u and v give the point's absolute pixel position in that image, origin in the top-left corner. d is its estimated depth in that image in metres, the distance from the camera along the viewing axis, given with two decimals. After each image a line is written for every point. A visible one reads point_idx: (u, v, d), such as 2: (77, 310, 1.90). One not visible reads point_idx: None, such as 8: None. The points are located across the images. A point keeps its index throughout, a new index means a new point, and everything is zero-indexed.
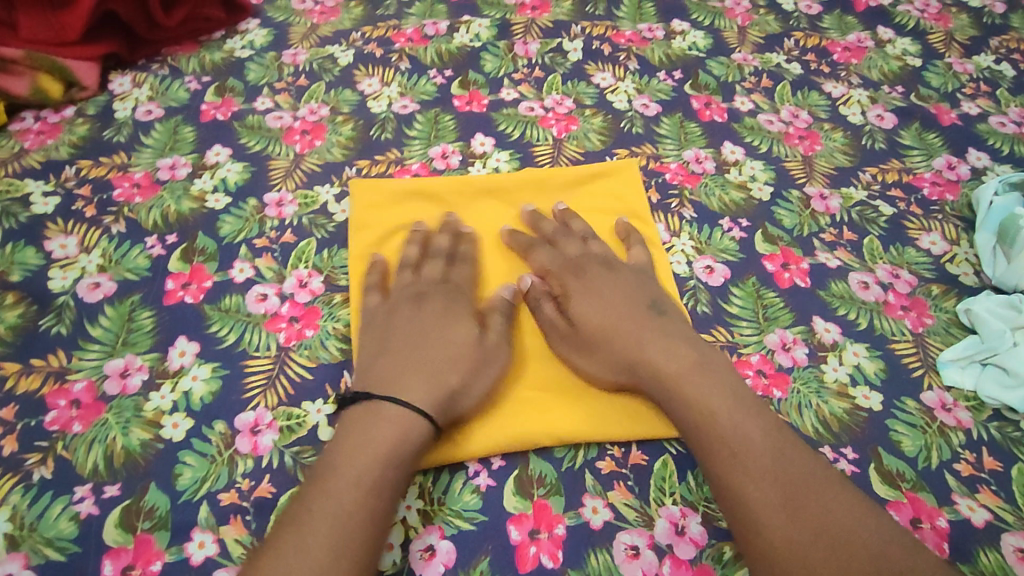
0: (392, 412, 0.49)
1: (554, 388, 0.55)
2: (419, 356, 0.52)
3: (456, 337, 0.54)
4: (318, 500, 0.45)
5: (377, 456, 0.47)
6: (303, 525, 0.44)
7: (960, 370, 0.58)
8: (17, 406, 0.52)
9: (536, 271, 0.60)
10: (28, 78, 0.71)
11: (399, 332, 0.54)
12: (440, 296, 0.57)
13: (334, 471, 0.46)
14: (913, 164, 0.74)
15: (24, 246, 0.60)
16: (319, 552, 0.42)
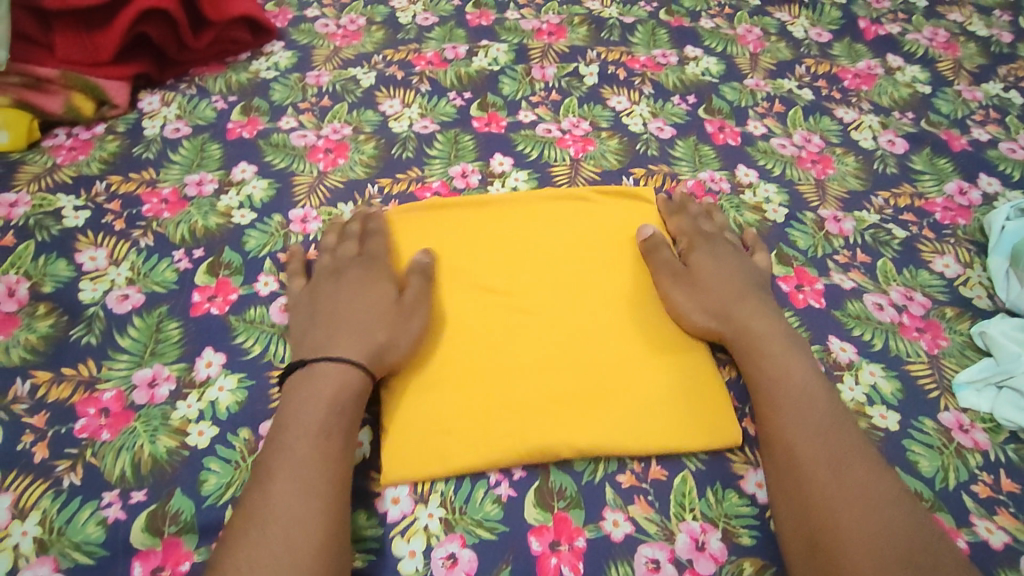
0: (322, 369, 0.52)
1: (566, 396, 0.55)
2: (343, 325, 0.55)
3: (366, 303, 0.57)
4: (275, 457, 0.48)
5: (320, 405, 0.50)
6: (267, 479, 0.47)
7: (977, 393, 0.58)
8: (47, 413, 0.53)
9: (561, 285, 0.61)
10: (63, 97, 0.73)
11: (324, 307, 0.57)
12: (356, 267, 0.60)
13: (286, 427, 0.49)
14: (925, 188, 0.75)
15: (56, 259, 0.62)
16: (286, 502, 0.45)
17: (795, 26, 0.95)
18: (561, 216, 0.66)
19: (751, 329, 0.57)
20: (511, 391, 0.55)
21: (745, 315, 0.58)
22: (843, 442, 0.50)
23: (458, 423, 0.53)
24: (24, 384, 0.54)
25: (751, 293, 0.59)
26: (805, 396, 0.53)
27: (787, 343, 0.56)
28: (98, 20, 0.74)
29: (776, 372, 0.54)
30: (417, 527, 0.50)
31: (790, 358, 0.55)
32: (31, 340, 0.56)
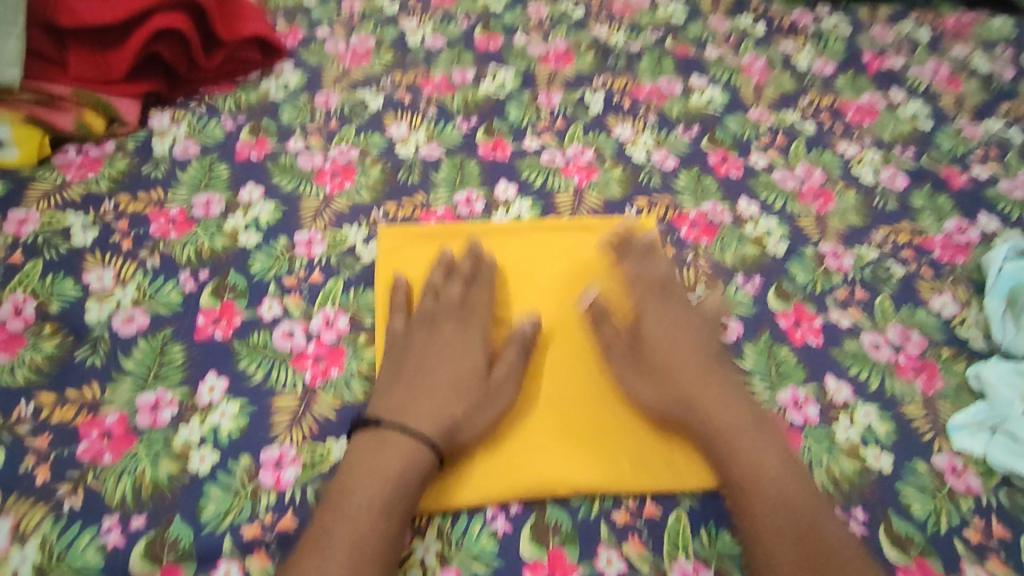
0: (395, 440, 0.52)
1: (617, 446, 0.56)
2: (423, 387, 0.56)
3: (460, 365, 0.58)
4: (336, 524, 0.48)
5: (387, 479, 0.50)
6: (321, 545, 0.47)
7: (971, 436, 0.59)
8: (51, 435, 0.54)
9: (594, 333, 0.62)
10: (73, 113, 0.73)
11: (411, 365, 0.58)
12: (451, 321, 0.60)
13: (351, 495, 0.50)
14: (925, 227, 0.76)
15: (63, 278, 0.63)
16: (340, 570, 0.46)
17: (799, 57, 0.96)
18: (562, 251, 0.66)
19: (714, 419, 0.54)
20: (541, 442, 0.56)
21: (703, 399, 0.55)
22: (808, 524, 0.49)
23: (485, 474, 0.54)
24: (29, 405, 0.55)
25: (705, 367, 0.57)
26: (775, 490, 0.51)
27: (751, 433, 0.53)
28: (112, 39, 0.75)
29: (743, 465, 0.52)
30: (413, 559, 0.51)
31: (755, 444, 0.53)
32: (37, 360, 0.57)
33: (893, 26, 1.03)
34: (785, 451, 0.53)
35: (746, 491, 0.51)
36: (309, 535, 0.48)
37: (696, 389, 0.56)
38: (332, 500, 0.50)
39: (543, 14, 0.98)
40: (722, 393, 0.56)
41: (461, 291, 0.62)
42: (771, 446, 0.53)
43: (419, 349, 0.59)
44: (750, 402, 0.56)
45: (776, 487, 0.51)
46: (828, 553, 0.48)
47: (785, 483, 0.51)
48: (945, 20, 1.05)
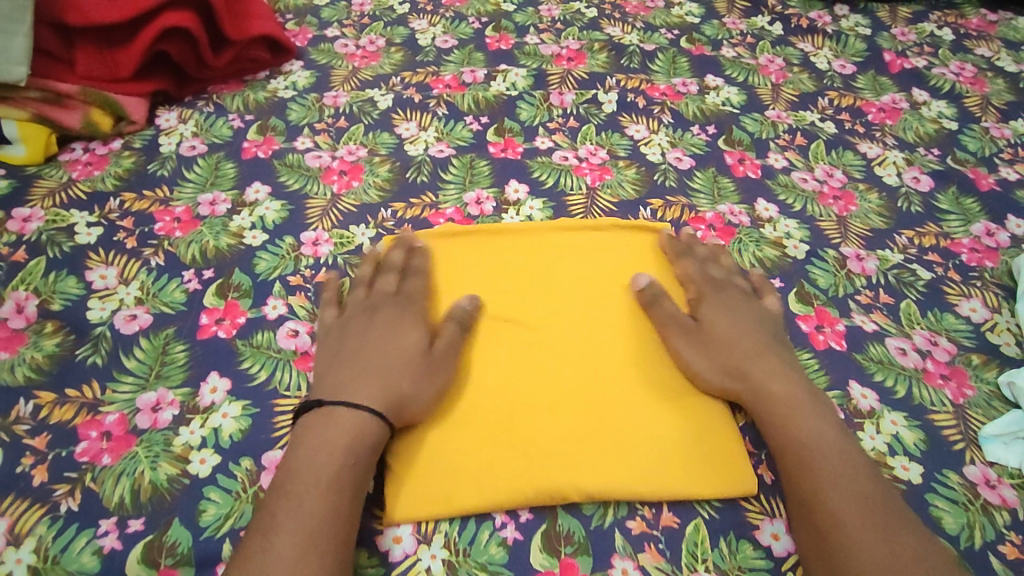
0: (339, 413, 0.50)
1: (600, 441, 0.53)
2: (359, 364, 0.54)
3: (400, 343, 0.55)
4: (283, 506, 0.46)
5: (331, 453, 0.48)
6: (267, 529, 0.45)
7: (1003, 446, 0.56)
8: (49, 435, 0.52)
9: (549, 323, 0.59)
10: (80, 112, 0.72)
11: (353, 342, 0.56)
12: (388, 307, 0.58)
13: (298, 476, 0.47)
14: (951, 229, 0.73)
15: (66, 276, 0.61)
16: (285, 550, 0.43)
17: (817, 57, 0.94)
18: (568, 250, 0.65)
19: (775, 397, 0.54)
20: (530, 437, 0.53)
21: (760, 368, 0.55)
22: (875, 496, 0.48)
23: (457, 473, 0.51)
24: (28, 404, 0.53)
25: (766, 346, 0.57)
26: (837, 463, 0.50)
27: (821, 423, 0.52)
28: (119, 37, 0.74)
29: (802, 434, 0.51)
30: (419, 567, 0.48)
31: (816, 418, 0.53)
32: (37, 359, 0.56)
33: (914, 27, 1.01)
34: (845, 432, 0.53)
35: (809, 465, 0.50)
36: (257, 520, 0.46)
37: (755, 359, 0.56)
38: (279, 482, 0.48)
39: (556, 15, 0.97)
40: (780, 368, 0.56)
41: (397, 282, 0.60)
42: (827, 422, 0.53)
43: (359, 331, 0.56)
44: (806, 382, 0.56)
45: (836, 454, 0.51)
46: (904, 528, 0.47)
47: (850, 457, 0.51)
48: (967, 21, 1.03)
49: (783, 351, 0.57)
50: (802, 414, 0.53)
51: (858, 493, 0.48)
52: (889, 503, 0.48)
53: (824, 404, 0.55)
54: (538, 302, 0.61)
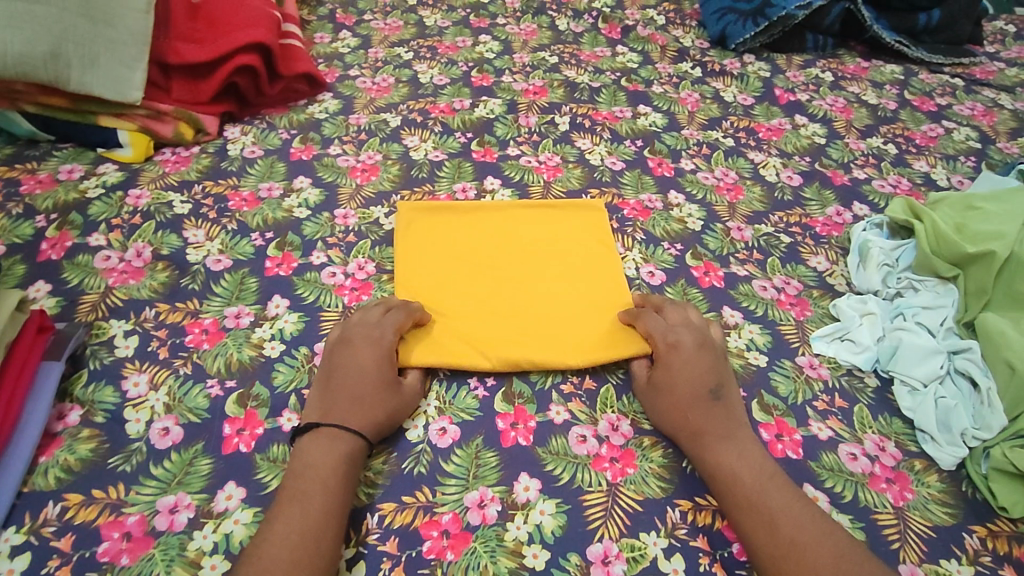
0: (332, 431, 0.64)
1: (552, 329, 0.78)
2: (345, 390, 0.67)
3: (370, 373, 0.68)
4: (307, 482, 0.60)
5: (340, 452, 0.63)
6: (297, 496, 0.59)
7: (826, 343, 0.79)
8: (167, 329, 0.75)
9: (518, 265, 0.86)
10: (172, 125, 0.98)
11: (336, 369, 0.69)
12: (363, 340, 0.71)
13: (302, 484, 0.60)
14: (811, 211, 1.00)
15: (170, 234, 0.86)
16: (315, 509, 0.58)
17: (726, 92, 1.23)
18: (537, 220, 0.92)
19: (709, 454, 0.66)
20: (492, 333, 0.77)
21: (681, 408, 0.68)
22: (769, 504, 0.61)
23: (457, 345, 0.75)
24: (151, 311, 0.77)
25: (695, 391, 0.69)
26: (769, 506, 0.61)
27: (753, 471, 0.64)
28: (202, 72, 1.01)
29: (726, 478, 0.64)
30: (419, 410, 0.71)
31: (720, 450, 0.66)
32: (155, 284, 0.80)
33: (804, 71, 1.31)
34: (750, 456, 0.65)
35: (733, 505, 0.63)
36: (283, 493, 0.60)
37: (677, 401, 0.69)
38: (296, 470, 0.62)
39: (526, 61, 1.26)
40: (702, 410, 0.68)
41: (382, 315, 0.74)
42: (754, 465, 0.65)
43: (350, 359, 0.69)
44: (728, 418, 0.68)
45: (733, 471, 0.64)
46: (791, 525, 0.60)
47: (747, 476, 0.64)
48: (845, 67, 1.33)
49: (715, 396, 0.69)
50: (716, 447, 0.66)
51: (748, 505, 0.62)
52: (773, 507, 0.61)
53: (742, 435, 0.67)
54: (513, 253, 0.87)
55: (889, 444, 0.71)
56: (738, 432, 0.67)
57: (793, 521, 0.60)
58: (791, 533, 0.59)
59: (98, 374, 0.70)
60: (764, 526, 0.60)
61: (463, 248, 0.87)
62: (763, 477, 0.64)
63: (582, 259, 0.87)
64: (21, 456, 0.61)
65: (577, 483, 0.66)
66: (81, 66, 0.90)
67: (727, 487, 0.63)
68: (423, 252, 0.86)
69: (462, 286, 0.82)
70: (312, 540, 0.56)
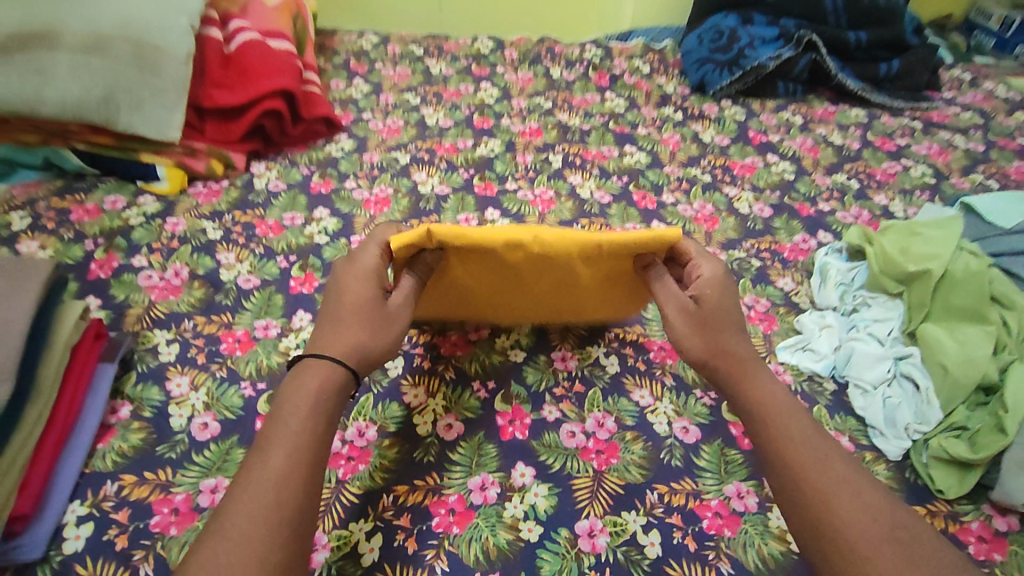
0: (310, 362, 0.66)
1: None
2: (338, 316, 0.71)
3: (348, 304, 0.71)
4: (274, 434, 0.60)
5: (308, 396, 0.63)
6: (262, 448, 0.59)
7: (789, 352, 0.88)
8: (204, 338, 0.85)
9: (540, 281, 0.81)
10: (204, 161, 1.10)
11: (334, 298, 0.73)
12: (356, 269, 0.74)
13: (269, 434, 0.60)
14: (780, 238, 1.11)
15: (205, 256, 0.96)
16: (278, 458, 0.58)
17: (704, 134, 1.36)
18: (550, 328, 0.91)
19: (759, 395, 0.69)
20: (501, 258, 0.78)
21: (728, 350, 0.73)
22: (814, 452, 0.64)
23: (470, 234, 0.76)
24: (190, 322, 0.86)
25: (737, 340, 0.74)
26: (800, 433, 0.65)
27: (786, 404, 0.68)
28: (234, 114, 1.13)
29: (774, 419, 0.67)
30: (428, 408, 0.80)
31: (771, 392, 0.70)
32: (193, 300, 0.90)
33: (776, 115, 1.44)
34: (797, 408, 0.69)
35: (767, 430, 0.66)
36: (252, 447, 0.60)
37: (717, 340, 0.74)
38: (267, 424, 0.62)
39: (523, 106, 1.39)
40: (737, 353, 0.73)
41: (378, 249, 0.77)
42: (798, 416, 0.68)
43: (344, 296, 0.73)
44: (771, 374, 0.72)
45: (783, 417, 0.67)
46: (831, 473, 0.62)
47: (794, 423, 0.67)
48: (814, 111, 1.46)
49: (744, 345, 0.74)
50: (765, 389, 0.70)
51: (793, 447, 0.64)
52: (816, 457, 0.63)
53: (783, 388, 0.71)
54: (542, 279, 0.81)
55: (844, 438, 0.79)
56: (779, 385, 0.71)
57: (833, 470, 0.62)
58: (831, 481, 0.61)
59: (145, 376, 0.79)
60: (806, 470, 0.62)
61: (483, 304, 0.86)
62: (808, 430, 0.66)
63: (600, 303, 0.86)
64: (82, 442, 0.70)
65: (566, 470, 0.75)
66: (129, 108, 1.02)
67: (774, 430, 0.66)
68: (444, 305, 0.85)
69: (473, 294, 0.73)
70: (277, 491, 0.56)
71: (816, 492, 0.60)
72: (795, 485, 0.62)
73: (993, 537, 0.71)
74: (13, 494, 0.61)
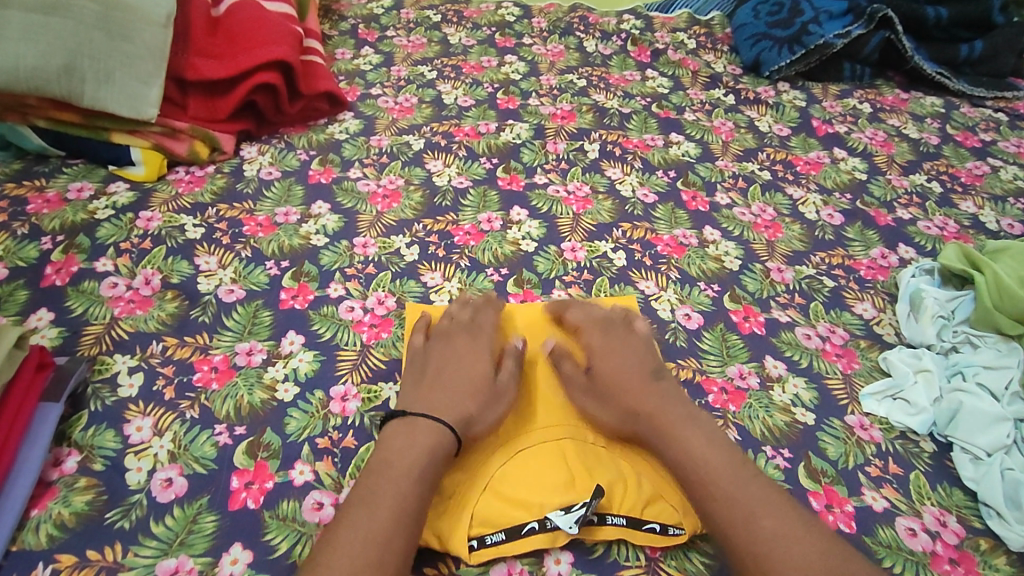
0: (423, 424, 0.62)
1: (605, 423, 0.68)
2: (445, 382, 0.67)
3: (468, 372, 0.69)
4: (378, 485, 0.57)
5: (420, 452, 0.60)
6: (367, 501, 0.56)
7: (876, 401, 0.74)
8: (174, 366, 0.70)
9: (536, 340, 0.77)
10: (187, 143, 0.94)
11: (427, 365, 0.70)
12: (464, 335, 0.73)
13: (376, 484, 0.57)
14: (855, 252, 0.94)
15: (180, 260, 0.82)
16: (383, 517, 0.55)
17: (761, 122, 1.19)
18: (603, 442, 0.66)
19: (677, 442, 0.63)
20: (525, 318, 0.79)
21: (631, 397, 0.66)
22: (749, 502, 0.58)
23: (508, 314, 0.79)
24: (158, 345, 0.72)
25: (645, 384, 0.68)
26: (682, 423, 0.64)
27: (708, 446, 0.62)
28: (221, 88, 0.97)
29: (691, 468, 0.61)
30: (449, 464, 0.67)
31: (688, 435, 0.63)
32: (163, 316, 0.75)
33: (841, 101, 1.26)
34: (716, 448, 0.62)
35: (695, 480, 0.60)
36: (353, 497, 0.57)
37: (619, 385, 0.68)
38: (373, 474, 0.59)
39: (553, 84, 1.22)
40: (655, 394, 0.67)
41: (470, 315, 0.75)
42: (720, 455, 0.61)
43: (440, 357, 0.70)
44: (686, 409, 0.66)
45: (699, 462, 0.61)
46: (774, 526, 0.56)
47: (717, 471, 0.60)
48: (884, 98, 1.28)
49: (668, 391, 0.67)
50: (682, 437, 0.63)
51: (724, 502, 0.58)
52: (752, 511, 0.57)
53: (693, 424, 0.64)
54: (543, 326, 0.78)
55: (950, 519, 0.65)
56: (693, 422, 0.64)
57: (765, 520, 0.57)
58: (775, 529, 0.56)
59: (99, 416, 0.65)
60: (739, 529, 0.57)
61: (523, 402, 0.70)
62: (731, 476, 0.60)
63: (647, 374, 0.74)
64: (12, 510, 0.56)
65: (612, 557, 0.60)
66: (96, 82, 0.86)
67: (699, 483, 0.60)
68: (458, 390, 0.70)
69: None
70: (377, 555, 0.53)
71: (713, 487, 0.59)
72: (737, 548, 0.56)
73: None
74: None
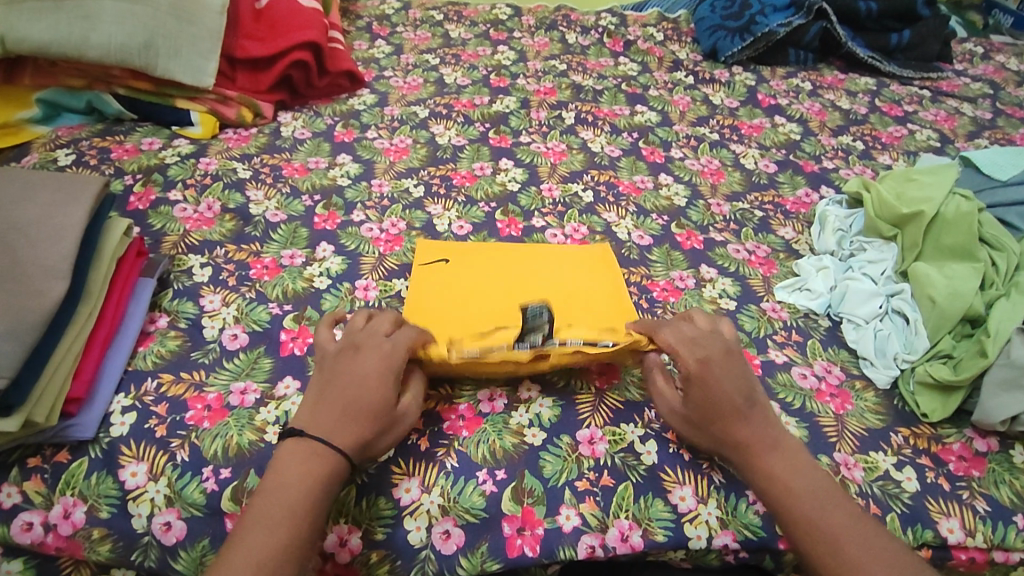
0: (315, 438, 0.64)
1: (574, 318, 0.85)
2: (343, 400, 0.67)
3: (372, 399, 0.67)
4: (279, 493, 0.61)
5: (316, 468, 0.63)
6: (270, 503, 0.60)
7: (787, 292, 0.94)
8: (234, 264, 0.91)
9: (515, 262, 0.94)
10: (235, 109, 1.16)
11: (334, 373, 0.69)
12: (369, 348, 0.71)
13: (278, 492, 0.61)
14: (784, 192, 1.14)
15: (235, 192, 1.03)
16: (279, 525, 0.59)
17: (714, 97, 1.40)
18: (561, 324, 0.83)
19: (759, 464, 0.67)
20: (492, 249, 0.97)
21: (730, 427, 0.68)
22: (822, 514, 0.63)
23: (470, 246, 0.98)
24: (221, 250, 0.93)
25: (740, 411, 0.69)
26: (767, 447, 0.68)
27: (787, 467, 0.66)
28: (263, 66, 1.19)
29: (770, 484, 0.66)
30: None
31: (770, 459, 0.67)
32: (224, 230, 0.96)
33: (786, 81, 1.47)
34: (796, 466, 0.67)
35: (774, 498, 0.65)
36: (258, 501, 0.61)
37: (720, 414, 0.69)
38: (272, 485, 0.62)
39: (539, 68, 1.44)
40: (745, 425, 0.68)
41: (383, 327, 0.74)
42: (800, 472, 0.66)
43: (347, 364, 0.70)
44: (771, 433, 0.69)
45: (780, 477, 0.66)
46: (840, 534, 0.62)
47: (794, 486, 0.65)
48: (823, 78, 1.49)
49: (755, 419, 0.69)
50: (769, 463, 0.67)
51: (800, 517, 0.64)
52: (824, 524, 0.63)
53: (780, 448, 0.68)
54: (504, 252, 0.97)
55: (834, 368, 0.85)
56: (779, 447, 0.68)
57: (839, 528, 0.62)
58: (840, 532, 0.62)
59: (181, 293, 0.86)
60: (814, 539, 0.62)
61: (490, 300, 0.87)
62: (810, 490, 0.65)
63: (597, 286, 0.91)
64: (126, 344, 0.77)
65: (570, 387, 0.79)
66: (167, 56, 1.08)
67: (782, 501, 0.65)
68: (440, 293, 0.88)
69: (479, 288, 0.89)
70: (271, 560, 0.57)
71: (788, 501, 0.65)
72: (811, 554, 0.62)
73: (973, 456, 0.76)
74: (68, 380, 0.69)
